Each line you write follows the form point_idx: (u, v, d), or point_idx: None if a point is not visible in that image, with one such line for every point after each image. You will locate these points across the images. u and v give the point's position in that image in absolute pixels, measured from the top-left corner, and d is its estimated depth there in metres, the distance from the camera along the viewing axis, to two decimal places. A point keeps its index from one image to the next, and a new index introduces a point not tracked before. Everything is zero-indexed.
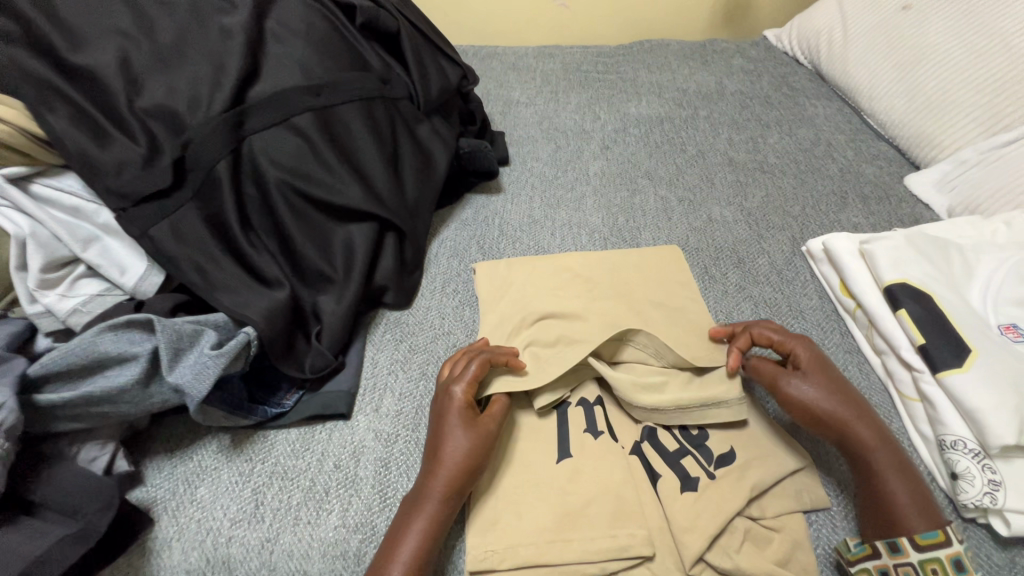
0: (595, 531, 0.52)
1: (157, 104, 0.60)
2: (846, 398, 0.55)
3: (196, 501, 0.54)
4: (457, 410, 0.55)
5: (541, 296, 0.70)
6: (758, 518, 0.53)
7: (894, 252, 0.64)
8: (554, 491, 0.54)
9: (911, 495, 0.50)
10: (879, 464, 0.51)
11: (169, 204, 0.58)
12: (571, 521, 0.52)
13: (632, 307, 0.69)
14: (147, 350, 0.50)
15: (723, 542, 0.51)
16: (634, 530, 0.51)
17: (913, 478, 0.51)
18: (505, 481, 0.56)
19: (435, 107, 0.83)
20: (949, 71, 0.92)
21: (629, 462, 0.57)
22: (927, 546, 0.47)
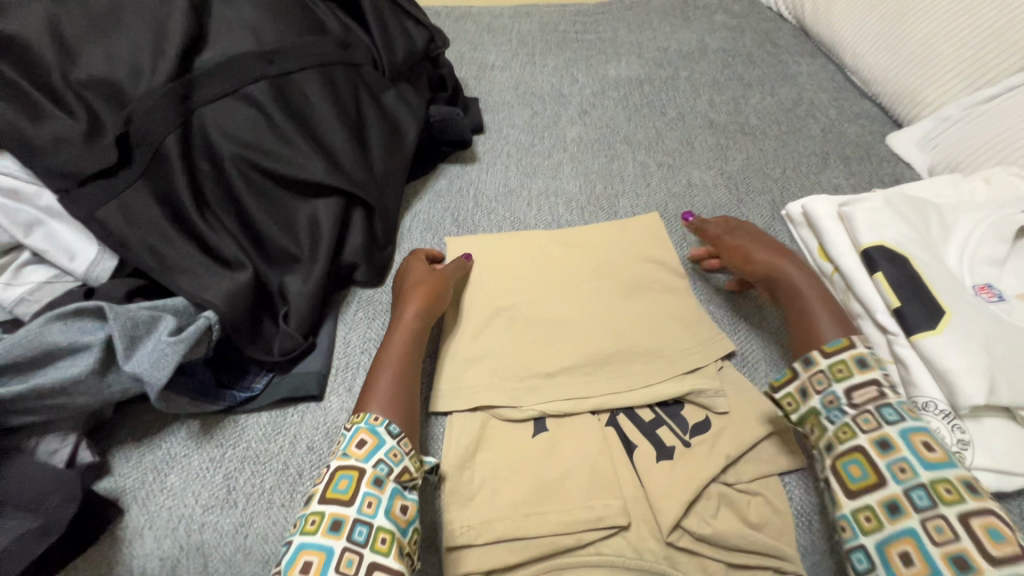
0: (570, 502, 0.52)
1: (95, 74, 0.56)
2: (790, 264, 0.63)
3: (166, 489, 0.53)
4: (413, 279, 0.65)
5: (506, 276, 0.70)
6: (733, 483, 0.54)
7: (872, 213, 0.64)
8: (530, 466, 0.54)
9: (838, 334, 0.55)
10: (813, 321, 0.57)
11: (116, 183, 0.55)
12: (547, 492, 0.53)
13: (604, 284, 0.69)
14: (100, 339, 0.48)
15: (699, 509, 0.51)
16: (609, 501, 0.52)
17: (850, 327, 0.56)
18: (482, 458, 0.55)
19: (401, 72, 0.79)
20: (934, 24, 0.89)
21: (604, 433, 0.57)
22: (833, 353, 0.52)
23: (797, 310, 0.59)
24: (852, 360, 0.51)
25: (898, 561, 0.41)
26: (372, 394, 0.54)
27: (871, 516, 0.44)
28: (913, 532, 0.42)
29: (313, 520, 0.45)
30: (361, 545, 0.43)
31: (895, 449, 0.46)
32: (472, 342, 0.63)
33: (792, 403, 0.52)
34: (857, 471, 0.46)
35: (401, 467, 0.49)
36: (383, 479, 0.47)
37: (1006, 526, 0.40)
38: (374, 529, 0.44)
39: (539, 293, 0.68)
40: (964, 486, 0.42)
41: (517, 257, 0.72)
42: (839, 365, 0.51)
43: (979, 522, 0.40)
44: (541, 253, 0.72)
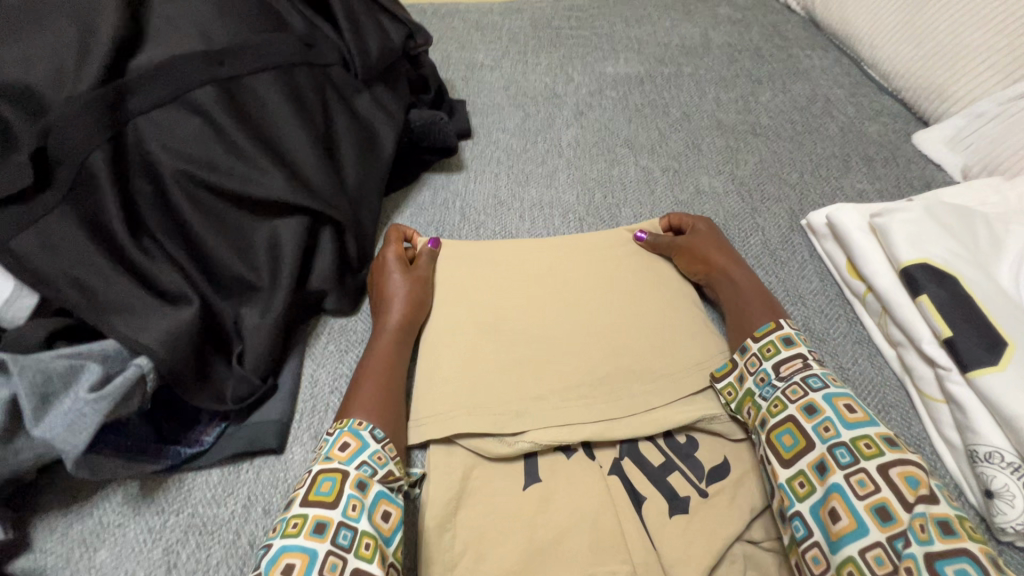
0: (570, 566, 0.44)
1: (7, 80, 0.47)
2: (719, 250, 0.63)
3: (95, 568, 0.45)
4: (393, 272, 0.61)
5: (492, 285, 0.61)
6: (758, 540, 0.46)
7: (910, 226, 0.56)
8: (522, 521, 0.46)
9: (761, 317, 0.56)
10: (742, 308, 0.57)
11: (33, 208, 0.47)
12: (543, 555, 0.45)
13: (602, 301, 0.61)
14: (3, 399, 0.40)
15: (722, 573, 0.44)
16: (616, 566, 0.44)
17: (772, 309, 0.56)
18: (465, 509, 0.47)
19: (376, 74, 0.71)
20: (962, 11, 0.81)
21: (609, 486, 0.48)
22: (762, 336, 0.52)
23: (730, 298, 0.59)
24: (779, 339, 0.50)
25: (827, 519, 0.39)
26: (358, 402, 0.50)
27: (804, 481, 0.42)
28: (839, 488, 0.40)
29: (294, 523, 0.39)
30: (346, 549, 0.38)
31: (820, 412, 0.44)
32: (454, 368, 0.55)
33: (733, 393, 0.51)
34: (788, 438, 0.44)
35: (386, 469, 0.45)
36: (369, 481, 0.43)
37: (922, 473, 0.39)
38: (358, 534, 0.39)
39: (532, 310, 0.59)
40: (882, 441, 0.41)
41: (509, 274, 0.63)
42: (767, 346, 0.51)
43: (897, 471, 0.39)
44: (538, 267, 0.64)
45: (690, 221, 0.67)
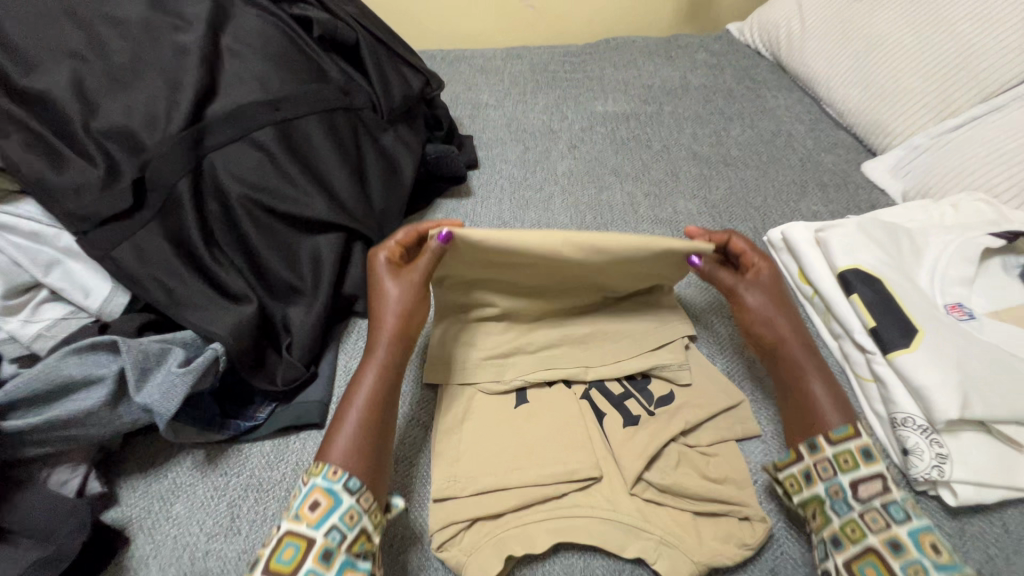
0: (549, 458, 0.56)
1: (114, 124, 0.60)
2: (777, 300, 0.61)
3: (172, 517, 0.54)
4: (392, 295, 0.59)
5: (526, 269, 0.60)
6: (693, 446, 0.58)
7: (847, 238, 0.67)
8: (513, 428, 0.59)
9: (832, 397, 0.55)
10: (807, 387, 0.56)
11: (130, 224, 0.58)
12: (529, 456, 0.57)
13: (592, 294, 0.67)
14: (114, 371, 0.51)
15: (661, 464, 0.56)
16: (582, 457, 0.56)
17: (837, 390, 0.55)
18: (469, 425, 0.60)
19: (399, 115, 0.83)
20: (899, 60, 0.95)
21: (579, 406, 0.61)
22: (840, 441, 0.51)
23: (789, 364, 0.57)
24: (858, 450, 0.50)
25: None
26: (336, 441, 0.51)
27: None
28: None
29: None
30: None
31: (906, 551, 0.45)
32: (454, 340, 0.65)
33: (795, 484, 0.52)
34: (870, 570, 0.45)
35: (356, 531, 0.46)
36: (333, 551, 0.45)
37: None
38: None
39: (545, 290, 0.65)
40: (860, 455, 0.50)
41: (539, 278, 0.61)
42: (845, 456, 0.51)
43: None
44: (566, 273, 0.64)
45: (754, 262, 0.63)
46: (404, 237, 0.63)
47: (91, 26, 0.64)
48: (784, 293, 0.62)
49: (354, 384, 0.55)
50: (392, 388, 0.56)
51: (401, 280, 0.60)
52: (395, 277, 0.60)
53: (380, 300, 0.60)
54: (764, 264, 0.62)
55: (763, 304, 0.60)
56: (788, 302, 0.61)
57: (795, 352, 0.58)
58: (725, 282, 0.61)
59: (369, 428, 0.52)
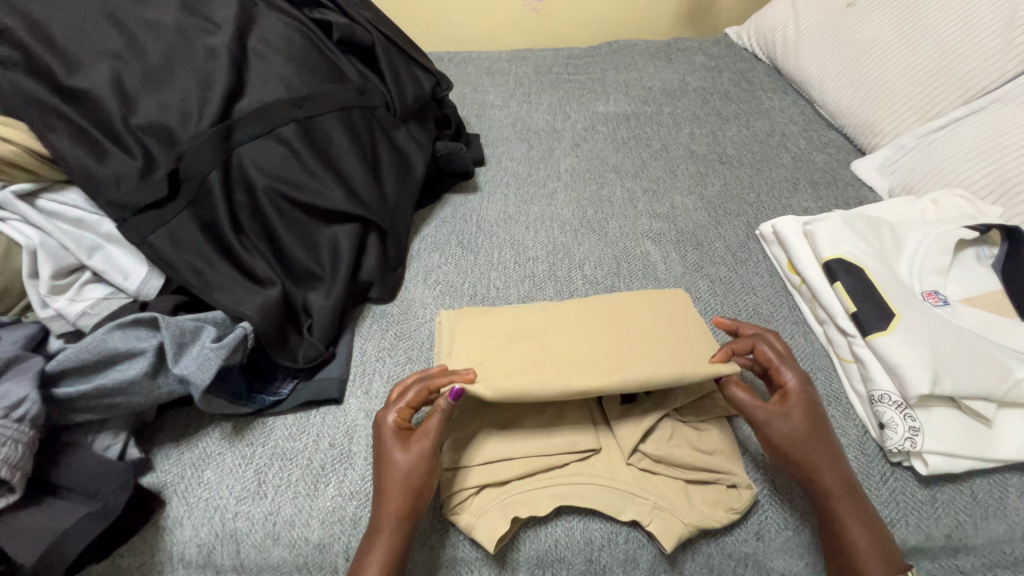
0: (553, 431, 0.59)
1: (151, 120, 0.65)
2: (812, 423, 0.55)
3: (203, 482, 0.59)
4: (395, 445, 0.54)
5: (543, 358, 0.59)
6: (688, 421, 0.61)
7: (832, 231, 0.71)
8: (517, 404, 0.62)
9: (872, 543, 0.51)
10: (840, 511, 0.52)
11: (166, 212, 0.63)
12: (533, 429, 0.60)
13: (591, 307, 0.66)
14: (153, 345, 0.56)
15: (657, 435, 0.58)
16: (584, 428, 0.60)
17: (879, 530, 0.52)
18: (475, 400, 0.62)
19: (411, 113, 0.88)
20: (887, 64, 0.99)
21: None
22: None
23: (818, 492, 0.53)
24: None
25: None
26: None
27: None
28: None
29: None
30: None
31: None
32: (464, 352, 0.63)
33: None
34: None
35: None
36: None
37: None
38: None
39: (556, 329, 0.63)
40: None
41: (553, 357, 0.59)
42: None
43: None
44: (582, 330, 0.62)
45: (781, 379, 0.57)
46: (416, 397, 0.56)
47: (129, 30, 0.69)
48: (819, 418, 0.56)
49: (366, 552, 0.52)
50: (407, 534, 0.52)
51: (406, 449, 0.54)
52: (404, 445, 0.54)
53: (385, 444, 0.55)
54: (792, 378, 0.57)
55: (792, 429, 0.55)
56: (824, 435, 0.55)
57: (828, 480, 0.53)
58: (746, 406, 0.56)
59: None
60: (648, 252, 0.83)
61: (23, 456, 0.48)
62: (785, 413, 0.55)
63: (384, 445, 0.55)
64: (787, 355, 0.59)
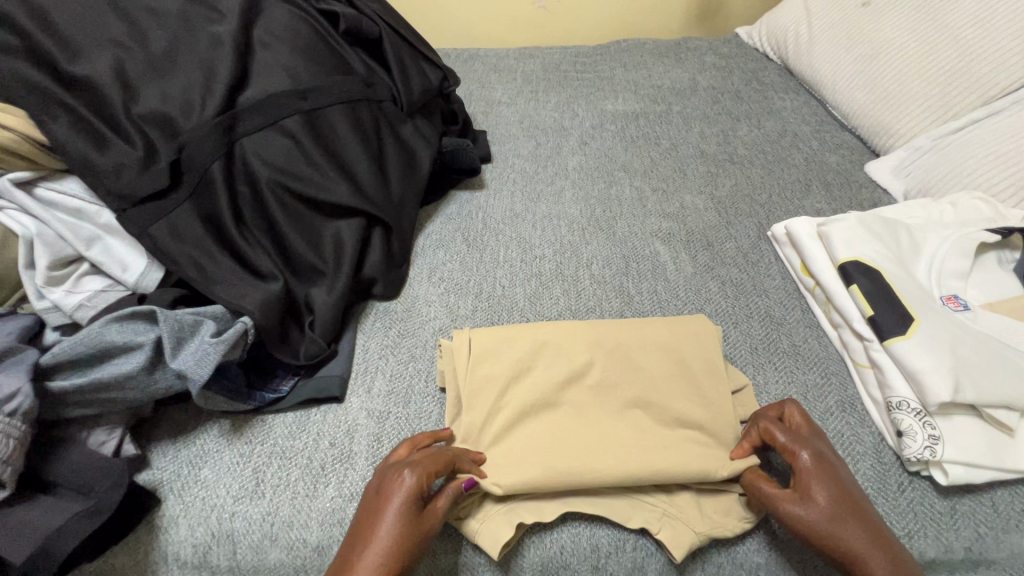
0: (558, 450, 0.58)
1: (153, 110, 0.64)
2: (841, 501, 0.49)
3: (200, 481, 0.57)
4: (391, 516, 0.47)
5: (561, 440, 0.57)
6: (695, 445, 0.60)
7: (848, 232, 0.70)
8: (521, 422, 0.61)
9: None
10: None
11: (166, 203, 0.61)
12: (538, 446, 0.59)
13: (607, 345, 0.63)
14: (151, 339, 0.54)
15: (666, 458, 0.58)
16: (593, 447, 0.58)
17: None
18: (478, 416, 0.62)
19: (418, 108, 0.87)
20: (902, 63, 0.97)
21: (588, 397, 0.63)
22: None
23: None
24: None
25: None
26: None
27: None
28: None
29: None
30: None
31: None
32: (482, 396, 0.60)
33: None
34: None
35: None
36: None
37: None
38: None
39: (570, 397, 0.60)
40: None
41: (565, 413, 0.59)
42: None
43: None
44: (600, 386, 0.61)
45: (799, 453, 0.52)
46: (433, 461, 0.51)
47: (132, 17, 0.68)
48: (857, 501, 0.49)
49: None
50: None
51: (411, 521, 0.47)
52: (409, 518, 0.48)
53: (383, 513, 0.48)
54: (808, 450, 0.52)
55: (824, 510, 0.48)
56: (865, 512, 0.49)
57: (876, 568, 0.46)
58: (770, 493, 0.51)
59: None
60: (658, 252, 0.82)
61: (14, 451, 0.46)
62: (814, 491, 0.49)
63: (380, 514, 0.48)
64: (812, 434, 0.54)
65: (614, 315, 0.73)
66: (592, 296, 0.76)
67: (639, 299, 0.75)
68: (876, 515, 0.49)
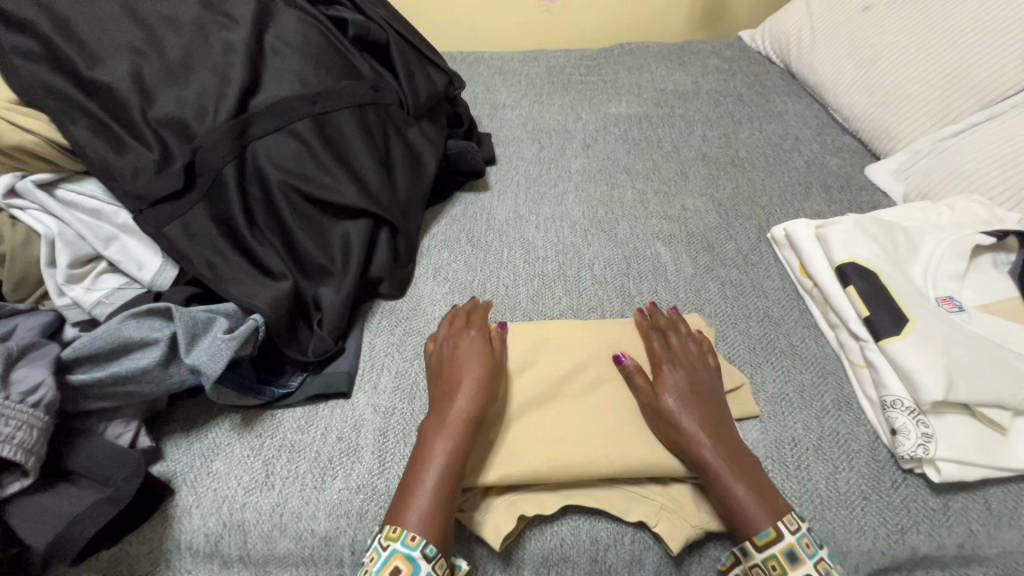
0: None
1: (168, 114, 0.66)
2: (694, 399, 0.58)
3: (212, 472, 0.59)
4: (472, 349, 0.61)
5: (569, 429, 0.58)
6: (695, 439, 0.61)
7: (845, 234, 0.71)
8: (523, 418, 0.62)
9: (755, 494, 0.52)
10: (715, 474, 0.53)
11: (180, 205, 0.63)
12: None
13: (605, 346, 0.65)
14: (166, 335, 0.56)
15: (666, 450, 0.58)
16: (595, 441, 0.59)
17: (765, 489, 0.52)
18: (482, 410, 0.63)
19: (424, 111, 0.89)
20: (902, 67, 0.98)
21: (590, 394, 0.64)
22: (764, 547, 0.49)
23: (694, 457, 0.54)
24: (784, 554, 0.49)
25: None
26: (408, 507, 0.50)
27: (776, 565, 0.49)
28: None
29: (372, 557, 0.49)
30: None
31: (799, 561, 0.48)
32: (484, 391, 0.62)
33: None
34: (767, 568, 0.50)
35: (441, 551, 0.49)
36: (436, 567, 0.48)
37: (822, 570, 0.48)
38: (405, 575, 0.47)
39: (571, 391, 0.61)
40: (785, 561, 0.48)
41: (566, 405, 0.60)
42: (772, 562, 0.49)
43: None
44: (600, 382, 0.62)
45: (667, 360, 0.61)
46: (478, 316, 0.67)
47: (149, 24, 0.70)
48: (711, 398, 0.58)
49: (429, 450, 0.53)
50: (472, 436, 0.55)
51: (486, 351, 0.61)
52: (486, 358, 0.60)
53: (462, 348, 0.61)
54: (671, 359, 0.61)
55: (677, 400, 0.57)
56: (710, 402, 0.58)
57: (706, 447, 0.54)
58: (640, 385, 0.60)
59: (447, 479, 0.51)
60: (659, 254, 0.83)
61: (37, 440, 0.48)
62: (669, 384, 0.59)
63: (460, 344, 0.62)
64: (688, 351, 0.62)
65: (615, 315, 0.75)
66: (594, 296, 0.77)
67: (640, 299, 0.76)
68: (722, 407, 0.58)
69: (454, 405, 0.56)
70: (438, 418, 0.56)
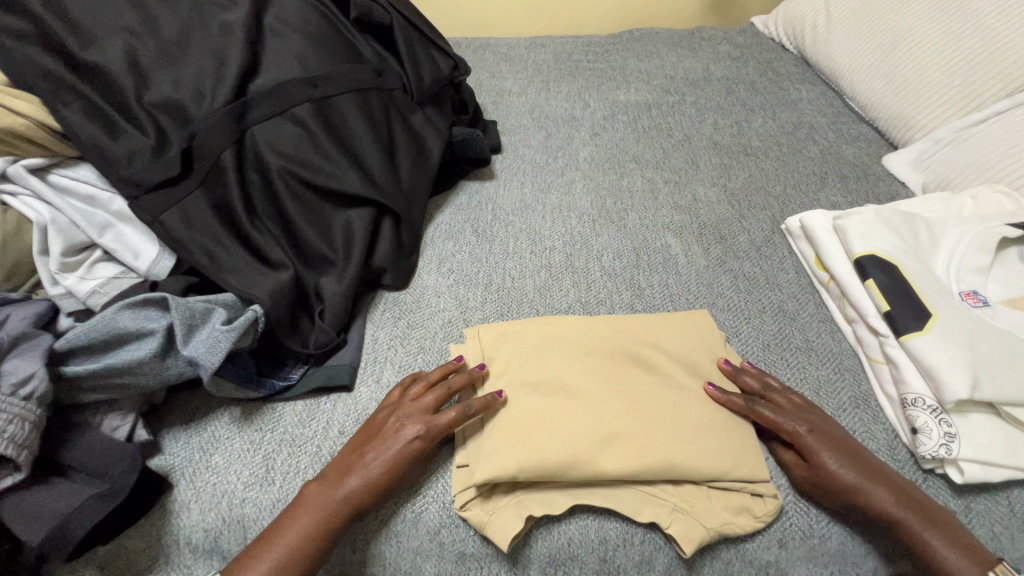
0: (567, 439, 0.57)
1: (164, 97, 0.64)
2: (848, 458, 0.53)
3: (211, 467, 0.58)
4: (412, 421, 0.55)
5: (567, 421, 0.56)
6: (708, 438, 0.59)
7: (865, 225, 0.68)
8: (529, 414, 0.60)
9: (954, 543, 0.49)
10: (914, 530, 0.50)
11: (177, 191, 0.61)
12: None
13: (615, 346, 0.64)
14: (163, 326, 0.55)
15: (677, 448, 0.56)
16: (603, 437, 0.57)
17: (954, 530, 0.50)
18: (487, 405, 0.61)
19: (428, 97, 0.86)
20: (923, 53, 0.95)
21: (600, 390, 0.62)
22: None
23: (880, 514, 0.51)
24: None
25: None
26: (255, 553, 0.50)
27: None
28: None
29: None
30: None
31: None
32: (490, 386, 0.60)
33: None
34: None
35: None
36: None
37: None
38: None
39: (580, 386, 0.59)
40: None
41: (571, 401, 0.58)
42: None
43: None
44: (610, 380, 0.60)
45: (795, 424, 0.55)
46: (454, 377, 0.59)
47: (144, 4, 0.68)
48: (859, 454, 0.54)
49: (299, 507, 0.51)
50: (348, 517, 0.51)
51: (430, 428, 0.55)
52: (419, 439, 0.54)
53: (406, 415, 0.56)
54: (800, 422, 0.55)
55: (840, 464, 0.52)
56: (860, 455, 0.54)
57: (888, 502, 0.51)
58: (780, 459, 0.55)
59: (296, 547, 0.49)
60: (669, 245, 0.81)
61: (30, 434, 0.47)
62: (819, 446, 0.54)
63: (406, 409, 0.57)
64: (799, 405, 0.57)
65: (625, 308, 0.73)
66: (602, 288, 0.75)
67: (650, 292, 0.74)
68: (870, 455, 0.54)
69: (347, 479, 0.52)
70: (336, 476, 0.53)
